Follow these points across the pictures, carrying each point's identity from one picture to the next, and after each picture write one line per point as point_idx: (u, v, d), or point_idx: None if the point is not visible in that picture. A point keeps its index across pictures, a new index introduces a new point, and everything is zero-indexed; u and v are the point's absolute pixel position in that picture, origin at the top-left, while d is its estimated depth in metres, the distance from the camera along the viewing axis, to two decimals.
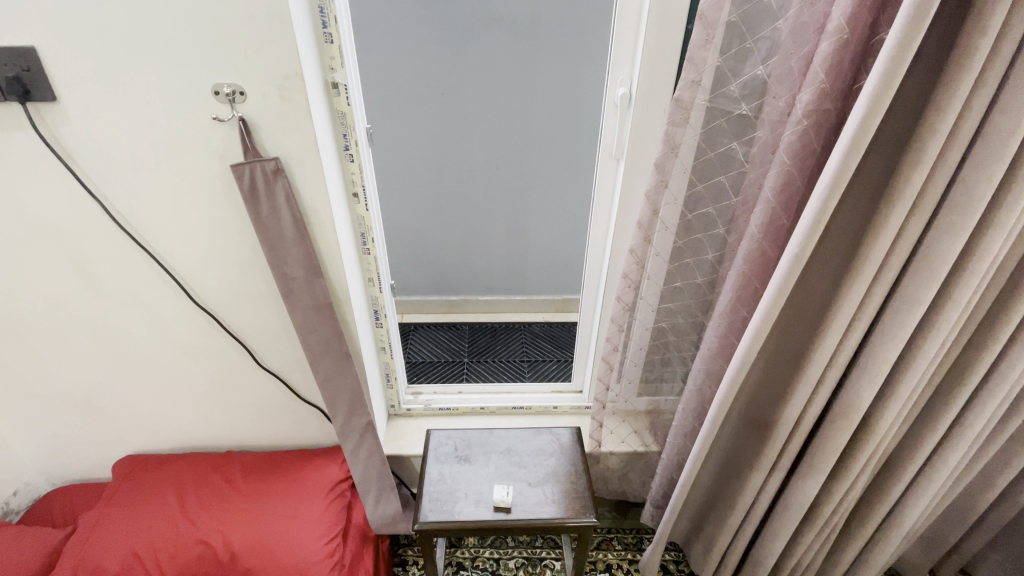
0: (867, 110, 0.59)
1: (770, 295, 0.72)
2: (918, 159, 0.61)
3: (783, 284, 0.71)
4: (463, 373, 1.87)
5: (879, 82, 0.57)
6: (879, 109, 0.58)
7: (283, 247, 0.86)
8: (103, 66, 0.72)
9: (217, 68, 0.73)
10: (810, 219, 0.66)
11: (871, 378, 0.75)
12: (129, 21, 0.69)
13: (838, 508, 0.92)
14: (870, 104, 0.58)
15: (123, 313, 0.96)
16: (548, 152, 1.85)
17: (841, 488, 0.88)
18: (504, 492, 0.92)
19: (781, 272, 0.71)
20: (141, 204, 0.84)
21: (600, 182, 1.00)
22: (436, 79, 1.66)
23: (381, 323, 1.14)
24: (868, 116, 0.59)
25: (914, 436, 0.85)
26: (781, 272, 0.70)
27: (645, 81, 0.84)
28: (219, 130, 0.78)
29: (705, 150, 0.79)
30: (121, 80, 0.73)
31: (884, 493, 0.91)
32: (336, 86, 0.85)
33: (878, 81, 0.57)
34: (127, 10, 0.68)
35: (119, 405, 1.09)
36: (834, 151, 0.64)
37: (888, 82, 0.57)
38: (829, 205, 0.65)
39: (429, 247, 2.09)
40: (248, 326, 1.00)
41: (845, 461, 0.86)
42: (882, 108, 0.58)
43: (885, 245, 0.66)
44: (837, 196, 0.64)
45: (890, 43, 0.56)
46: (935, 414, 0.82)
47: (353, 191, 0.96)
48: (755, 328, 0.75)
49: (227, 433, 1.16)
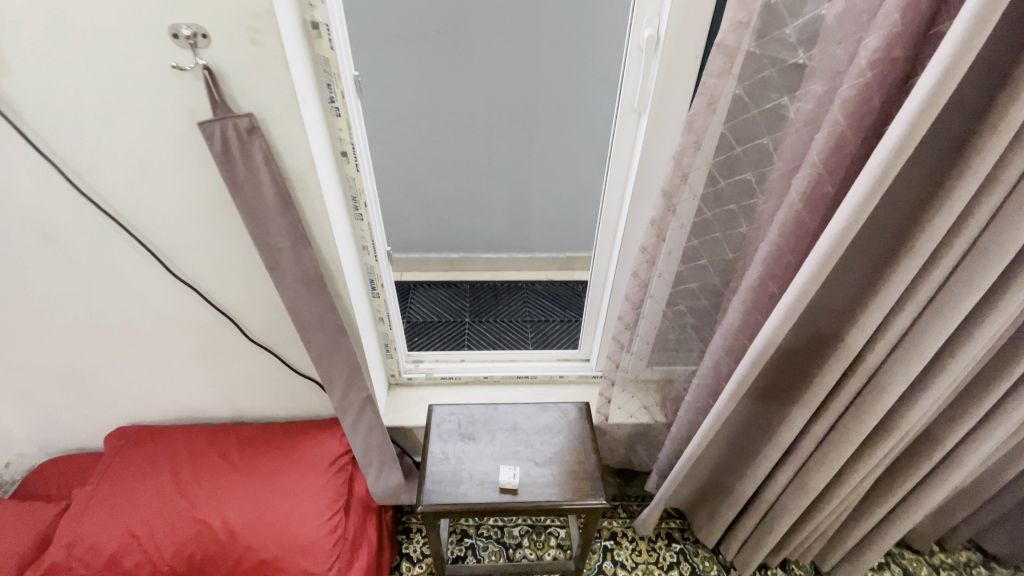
0: (954, 55, 0.47)
1: (806, 273, 0.64)
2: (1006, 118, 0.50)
3: (825, 261, 0.62)
4: (465, 335, 1.82)
5: (973, 21, 0.45)
6: (969, 55, 0.46)
7: (265, 215, 0.77)
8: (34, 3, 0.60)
9: (172, 4, 0.61)
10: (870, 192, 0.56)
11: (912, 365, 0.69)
12: None
13: (858, 484, 0.89)
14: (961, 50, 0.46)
15: (100, 285, 0.89)
16: (555, 99, 1.70)
17: (863, 467, 0.84)
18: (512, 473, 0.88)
19: (822, 251, 0.62)
20: (102, 167, 0.74)
21: (618, 139, 0.90)
22: (432, 15, 1.50)
23: (378, 294, 1.06)
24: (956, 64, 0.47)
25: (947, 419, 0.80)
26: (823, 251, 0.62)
27: (676, 21, 0.73)
28: (181, 81, 0.67)
29: (748, 106, 0.69)
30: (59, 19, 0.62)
31: (906, 473, 0.88)
32: (317, 27, 0.73)
33: (977, 18, 0.45)
34: None
35: (108, 377, 1.05)
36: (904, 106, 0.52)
37: (989, 19, 0.45)
38: (890, 171, 0.54)
39: (427, 202, 1.99)
40: (235, 299, 0.92)
41: (870, 444, 0.82)
42: (973, 52, 0.46)
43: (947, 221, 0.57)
44: (901, 160, 0.53)
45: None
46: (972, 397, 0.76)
47: (341, 149, 0.85)
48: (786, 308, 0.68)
49: (222, 405, 1.11)
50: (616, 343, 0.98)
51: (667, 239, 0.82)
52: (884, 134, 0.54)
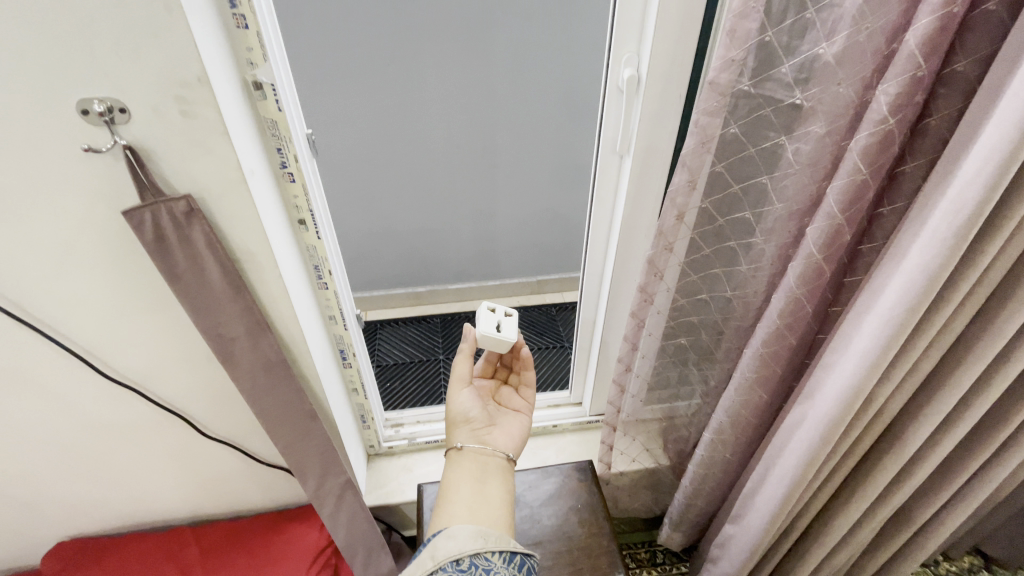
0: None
1: (871, 351, 0.55)
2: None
3: (895, 336, 0.52)
4: (441, 375, 1.65)
5: None
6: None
7: (214, 304, 0.66)
8: None
9: (77, 79, 0.50)
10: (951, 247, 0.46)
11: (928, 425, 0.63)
12: None
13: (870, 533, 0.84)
14: None
15: (11, 401, 0.74)
16: (514, 128, 1.60)
17: (873, 519, 0.79)
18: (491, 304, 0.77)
19: (889, 322, 0.52)
20: (9, 269, 0.61)
21: (600, 181, 0.86)
22: (379, 46, 1.35)
23: (350, 364, 0.96)
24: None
25: (948, 471, 0.73)
26: (889, 323, 0.52)
27: (656, 59, 0.68)
28: (96, 163, 0.56)
29: (744, 144, 0.64)
30: None
31: (915, 526, 0.82)
32: (260, 87, 0.63)
33: None
34: None
35: (26, 499, 0.87)
36: (962, 178, 0.45)
37: None
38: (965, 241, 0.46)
39: (390, 237, 1.86)
40: (189, 397, 0.81)
41: (881, 498, 0.76)
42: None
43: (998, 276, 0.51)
44: (977, 227, 0.45)
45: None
46: (973, 451, 0.69)
47: (298, 218, 0.75)
48: (850, 387, 0.58)
49: (180, 505, 0.98)
50: (617, 383, 0.92)
51: (666, 277, 0.76)
52: (952, 185, 0.46)
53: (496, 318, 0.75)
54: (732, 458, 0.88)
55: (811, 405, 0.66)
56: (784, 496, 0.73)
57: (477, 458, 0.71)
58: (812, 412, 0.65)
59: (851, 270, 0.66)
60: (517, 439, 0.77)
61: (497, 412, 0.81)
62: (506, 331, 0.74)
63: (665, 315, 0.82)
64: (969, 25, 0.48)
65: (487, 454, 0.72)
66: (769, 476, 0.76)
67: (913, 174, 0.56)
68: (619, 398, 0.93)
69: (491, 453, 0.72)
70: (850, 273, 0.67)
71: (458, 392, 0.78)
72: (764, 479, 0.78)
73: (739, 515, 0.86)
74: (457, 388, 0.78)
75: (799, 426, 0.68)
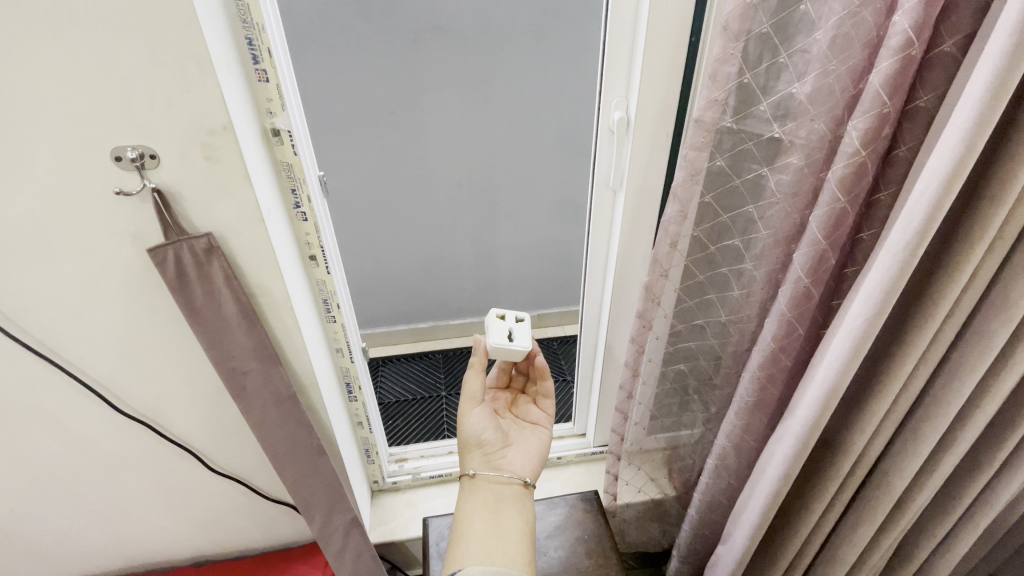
0: (969, 136, 0.43)
1: (839, 360, 0.57)
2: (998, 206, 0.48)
3: (861, 344, 0.55)
4: (443, 412, 1.63)
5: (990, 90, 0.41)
6: (979, 144, 0.43)
7: (228, 338, 0.69)
8: None
9: (115, 130, 0.55)
10: (903, 263, 0.50)
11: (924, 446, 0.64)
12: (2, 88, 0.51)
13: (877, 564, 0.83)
14: (978, 126, 0.42)
15: (27, 436, 0.76)
16: (512, 169, 1.67)
17: (879, 550, 0.78)
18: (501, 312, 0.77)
19: (854, 333, 0.55)
20: (35, 306, 0.64)
21: (596, 216, 0.90)
22: (383, 95, 1.44)
23: (355, 397, 0.98)
24: (964, 155, 0.44)
25: (950, 495, 0.73)
26: (854, 334, 0.55)
27: (644, 103, 0.74)
28: (125, 206, 0.60)
29: (729, 176, 0.68)
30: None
31: (921, 554, 0.81)
32: (278, 134, 0.68)
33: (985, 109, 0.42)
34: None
35: (35, 531, 0.88)
36: (913, 198, 0.49)
37: (998, 103, 0.41)
38: (915, 255, 0.49)
39: (392, 274, 1.90)
40: (198, 432, 0.82)
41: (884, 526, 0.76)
42: (993, 122, 0.42)
43: (974, 297, 0.54)
44: (926, 242, 0.48)
45: (997, 53, 0.41)
46: (973, 473, 0.70)
47: (309, 254, 0.79)
48: (824, 397, 0.60)
49: (185, 541, 0.98)
50: (621, 409, 0.93)
51: (664, 303, 0.79)
52: (906, 211, 0.49)
53: (506, 326, 0.76)
54: (735, 484, 0.88)
55: (791, 418, 0.68)
56: (766, 510, 0.74)
57: (492, 486, 0.72)
58: (791, 424, 0.67)
59: (839, 292, 0.69)
60: (535, 458, 0.78)
61: (512, 431, 0.82)
62: (518, 340, 0.75)
63: (664, 341, 0.84)
64: (925, 68, 0.53)
65: (502, 481, 0.73)
66: (754, 491, 0.77)
67: (886, 202, 0.61)
68: (623, 423, 0.94)
69: (505, 479, 0.73)
70: (838, 296, 0.70)
71: (471, 413, 0.78)
72: (750, 496, 0.79)
73: (728, 533, 0.86)
74: (469, 405, 0.77)
75: (782, 439, 0.70)
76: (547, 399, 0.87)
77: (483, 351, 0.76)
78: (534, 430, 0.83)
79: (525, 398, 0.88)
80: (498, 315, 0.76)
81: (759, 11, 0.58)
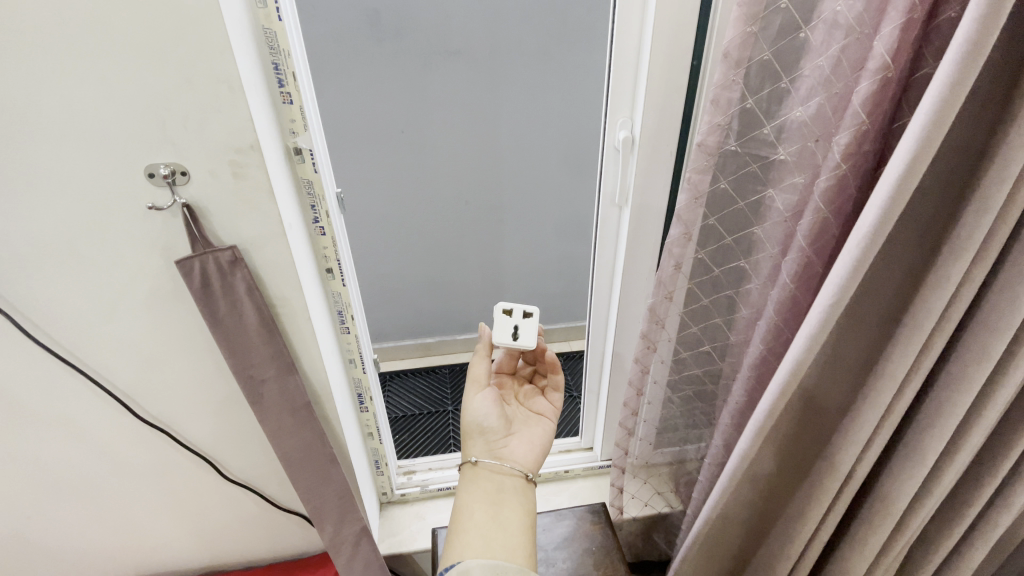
0: (913, 152, 0.46)
1: (793, 360, 0.60)
2: (972, 220, 0.50)
3: (812, 345, 0.58)
4: (449, 426, 1.63)
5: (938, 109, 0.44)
6: (921, 163, 0.46)
7: (249, 347, 0.71)
8: (19, 166, 0.57)
9: (150, 148, 0.59)
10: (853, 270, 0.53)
11: (928, 457, 0.64)
12: (49, 112, 0.55)
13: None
14: (924, 143, 0.46)
15: (48, 440, 0.78)
16: (518, 187, 1.71)
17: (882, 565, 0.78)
18: (511, 306, 0.79)
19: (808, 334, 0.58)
20: (66, 316, 0.68)
21: (602, 232, 0.92)
22: (395, 116, 1.49)
23: (365, 407, 1.00)
24: (909, 172, 0.47)
25: (953, 509, 0.74)
26: (808, 334, 0.58)
27: (647, 122, 0.77)
28: (157, 220, 0.63)
29: (733, 198, 0.72)
30: (41, 174, 0.58)
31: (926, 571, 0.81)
32: (301, 153, 0.72)
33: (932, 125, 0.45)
34: (48, 99, 0.54)
35: (51, 537, 0.90)
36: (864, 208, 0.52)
37: (942, 123, 0.45)
38: (867, 259, 0.52)
39: (400, 289, 1.92)
40: (213, 440, 0.84)
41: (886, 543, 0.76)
42: (938, 141, 0.45)
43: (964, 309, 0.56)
44: (875, 248, 0.51)
45: (944, 78, 0.44)
46: (977, 484, 0.70)
47: (327, 267, 0.82)
48: (776, 396, 0.63)
49: (197, 549, 0.99)
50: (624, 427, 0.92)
51: (668, 325, 0.81)
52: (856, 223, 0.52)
53: (512, 324, 0.78)
54: None
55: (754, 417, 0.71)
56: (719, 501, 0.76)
57: (495, 475, 0.73)
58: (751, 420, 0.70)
59: None
60: (535, 450, 0.79)
61: (516, 421, 0.83)
62: (524, 338, 0.77)
63: (670, 365, 0.87)
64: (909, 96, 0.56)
65: (504, 473, 0.74)
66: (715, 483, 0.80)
67: None
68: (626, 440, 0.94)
69: (508, 471, 0.74)
70: None
71: (476, 398, 0.79)
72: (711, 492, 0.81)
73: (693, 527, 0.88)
74: (474, 391, 0.80)
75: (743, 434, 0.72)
76: (557, 393, 0.88)
77: (488, 338, 0.81)
78: (539, 420, 0.84)
79: (534, 389, 0.90)
80: (506, 312, 0.78)
81: (762, 38, 0.61)
